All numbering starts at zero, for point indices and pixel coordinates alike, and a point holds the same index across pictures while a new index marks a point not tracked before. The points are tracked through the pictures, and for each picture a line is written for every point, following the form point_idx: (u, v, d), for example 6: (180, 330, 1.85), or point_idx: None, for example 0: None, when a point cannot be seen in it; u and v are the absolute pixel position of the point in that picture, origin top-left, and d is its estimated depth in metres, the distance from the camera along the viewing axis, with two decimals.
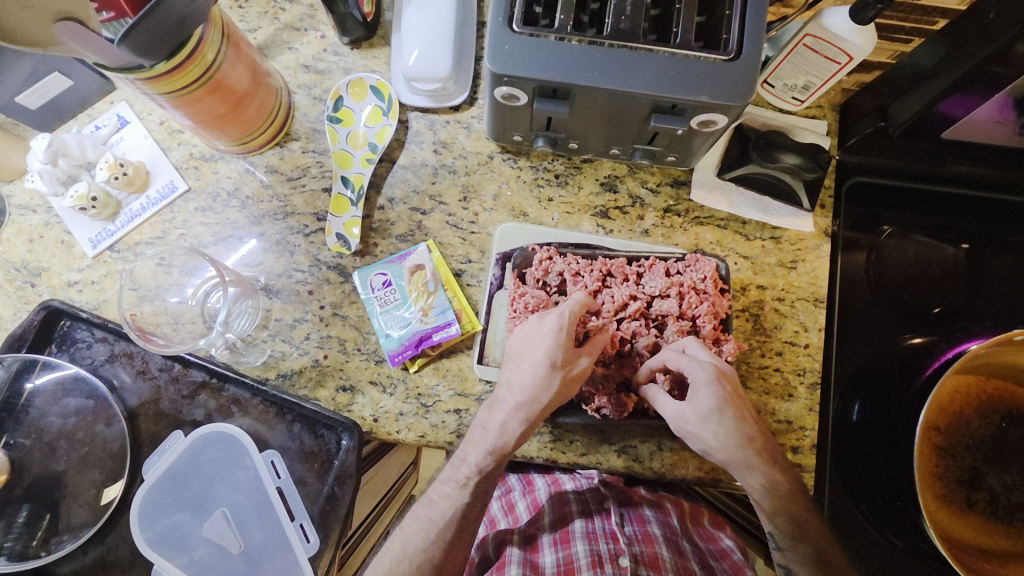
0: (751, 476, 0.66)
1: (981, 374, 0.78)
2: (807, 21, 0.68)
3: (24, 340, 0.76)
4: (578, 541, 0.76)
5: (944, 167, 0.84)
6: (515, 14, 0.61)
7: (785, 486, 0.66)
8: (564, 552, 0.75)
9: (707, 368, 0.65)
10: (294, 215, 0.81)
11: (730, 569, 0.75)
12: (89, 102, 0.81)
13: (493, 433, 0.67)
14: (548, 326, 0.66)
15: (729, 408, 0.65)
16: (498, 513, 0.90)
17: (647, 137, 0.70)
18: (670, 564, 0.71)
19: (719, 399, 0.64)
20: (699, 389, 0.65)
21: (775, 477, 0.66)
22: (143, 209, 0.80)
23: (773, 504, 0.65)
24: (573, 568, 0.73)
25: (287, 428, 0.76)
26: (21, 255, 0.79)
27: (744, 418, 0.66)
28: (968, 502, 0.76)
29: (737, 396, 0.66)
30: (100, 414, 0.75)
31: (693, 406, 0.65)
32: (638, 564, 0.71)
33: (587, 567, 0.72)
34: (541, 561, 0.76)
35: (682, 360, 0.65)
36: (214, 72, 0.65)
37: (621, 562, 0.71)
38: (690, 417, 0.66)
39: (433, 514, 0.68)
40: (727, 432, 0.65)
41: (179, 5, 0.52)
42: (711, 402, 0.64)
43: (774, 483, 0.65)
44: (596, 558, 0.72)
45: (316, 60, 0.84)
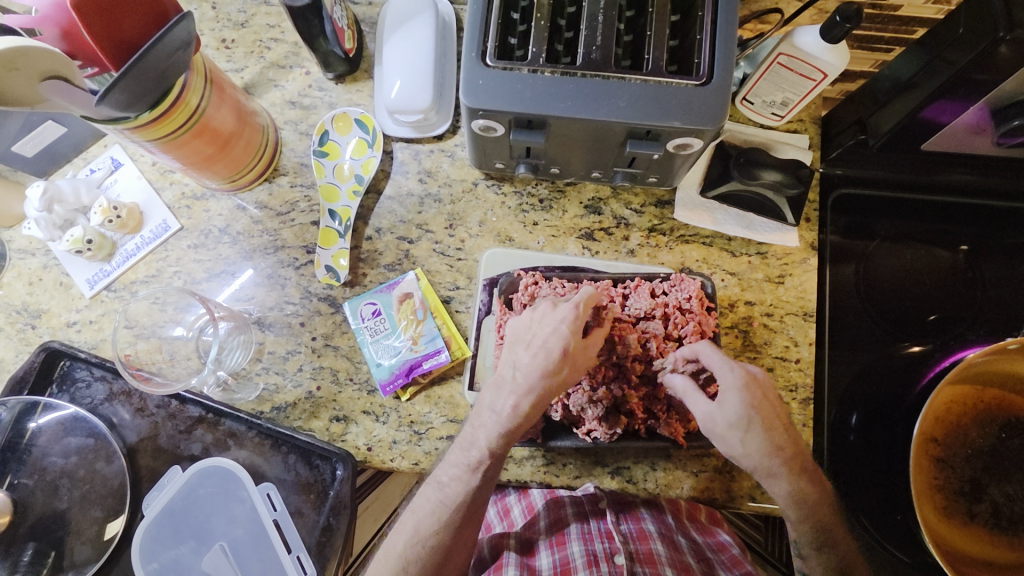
0: (779, 486, 0.64)
1: (977, 383, 0.76)
2: (780, 40, 0.69)
3: (25, 382, 0.78)
4: (573, 541, 0.75)
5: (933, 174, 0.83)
6: (488, 48, 0.62)
7: (812, 493, 0.64)
8: (560, 553, 0.74)
9: (738, 374, 0.64)
10: (284, 249, 0.82)
11: (728, 562, 0.72)
12: (84, 146, 0.83)
13: (493, 416, 0.65)
14: (564, 311, 0.65)
15: (757, 418, 0.63)
16: (495, 519, 0.87)
17: (627, 161, 0.71)
18: (666, 562, 0.69)
19: (751, 408, 0.63)
20: (728, 393, 0.63)
21: (803, 486, 0.64)
22: (138, 249, 0.82)
23: (801, 515, 0.64)
24: (569, 568, 0.71)
25: (282, 460, 0.76)
26: (22, 298, 0.82)
27: (776, 427, 0.64)
28: (970, 514, 0.75)
29: (772, 404, 0.64)
30: (100, 452, 0.76)
31: (723, 410, 0.63)
32: (634, 562, 0.69)
33: (583, 567, 0.70)
34: (538, 563, 0.74)
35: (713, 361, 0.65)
36: (199, 116, 0.67)
37: (617, 560, 0.69)
38: (719, 421, 0.64)
39: (443, 497, 0.65)
40: (756, 442, 0.63)
41: (158, 59, 0.55)
42: (743, 409, 0.63)
43: (801, 492, 0.64)
44: (592, 557, 0.71)
45: (302, 96, 0.86)
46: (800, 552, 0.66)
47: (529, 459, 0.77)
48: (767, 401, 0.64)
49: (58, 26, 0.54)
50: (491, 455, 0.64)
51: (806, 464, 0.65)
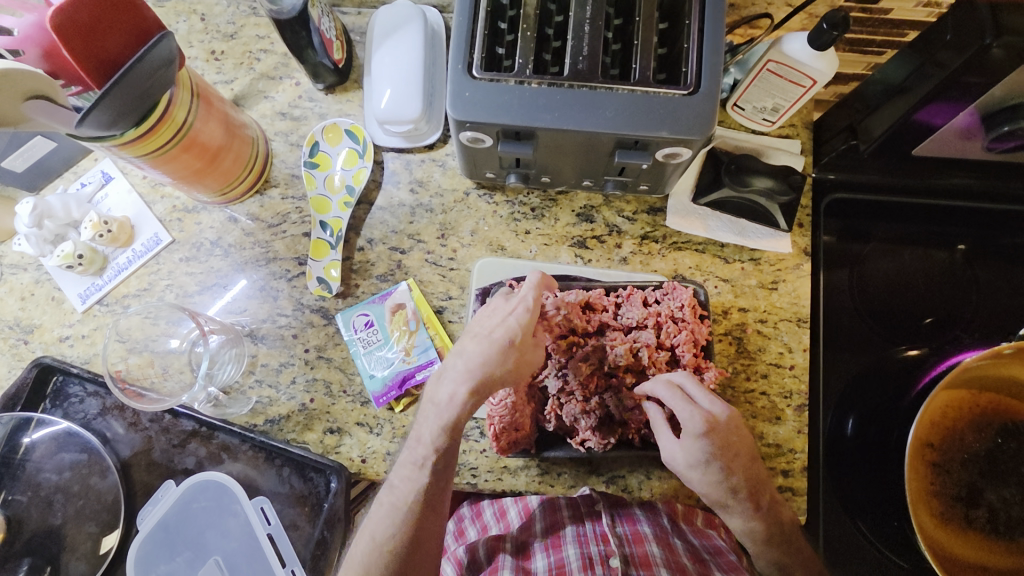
0: (734, 518, 0.66)
1: (973, 388, 0.76)
2: (769, 47, 0.69)
3: (19, 399, 0.78)
4: (568, 543, 0.71)
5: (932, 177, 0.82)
6: (475, 60, 0.62)
7: (764, 531, 0.65)
8: (556, 557, 0.71)
9: (699, 420, 0.63)
10: (276, 260, 0.82)
11: (725, 565, 0.68)
12: (74, 161, 0.83)
13: (436, 408, 0.66)
14: (512, 305, 0.66)
15: (717, 462, 0.63)
16: (490, 521, 0.83)
17: (616, 170, 0.70)
18: (662, 565, 0.66)
19: (709, 454, 0.63)
20: (688, 439, 0.63)
21: (753, 523, 0.65)
22: (129, 262, 0.82)
23: (757, 548, 0.66)
24: (565, 571, 0.68)
25: (276, 473, 0.76)
26: (14, 313, 0.81)
27: (734, 470, 0.64)
28: (967, 519, 0.74)
29: (733, 446, 0.64)
30: (94, 467, 0.76)
31: (683, 452, 0.64)
32: (629, 566, 0.66)
33: (578, 570, 0.68)
34: (533, 565, 0.72)
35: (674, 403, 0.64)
36: (186, 131, 0.67)
37: (611, 563, 0.67)
38: (679, 461, 0.65)
39: (395, 501, 0.65)
40: (712, 481, 0.64)
41: (139, 78, 0.55)
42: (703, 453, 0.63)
43: (752, 530, 0.65)
44: (588, 560, 0.68)
45: (293, 107, 0.85)
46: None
47: (523, 469, 0.76)
48: (729, 443, 0.64)
49: (40, 47, 0.54)
50: (439, 449, 0.66)
51: (764, 501, 0.66)
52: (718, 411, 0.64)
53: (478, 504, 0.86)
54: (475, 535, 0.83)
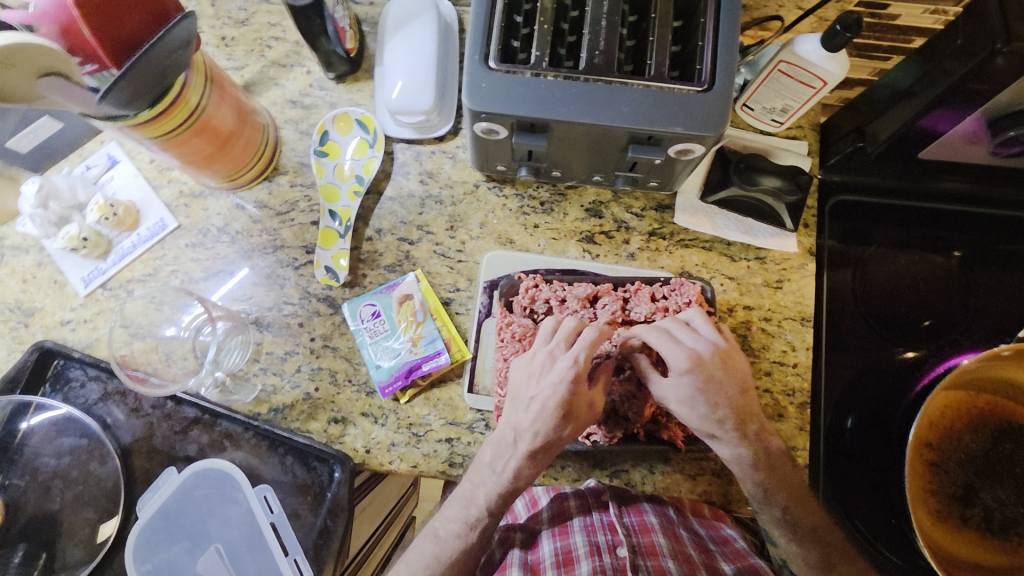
0: (722, 449, 0.66)
1: (971, 389, 0.78)
2: (781, 48, 0.70)
3: (18, 381, 0.77)
4: (576, 532, 0.72)
5: (929, 182, 0.83)
6: (492, 51, 0.62)
7: (770, 467, 0.66)
8: (562, 543, 0.71)
9: (683, 355, 0.64)
10: (283, 248, 0.82)
11: (731, 556, 0.68)
12: (80, 143, 0.83)
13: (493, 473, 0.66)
14: (557, 373, 0.64)
15: (703, 395, 0.64)
16: None
17: (628, 165, 0.71)
18: (669, 555, 0.66)
19: (694, 381, 0.64)
20: (672, 376, 0.65)
21: (761, 453, 0.65)
22: (134, 247, 0.81)
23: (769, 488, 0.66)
24: (571, 558, 0.68)
25: (279, 462, 0.76)
26: (15, 295, 0.80)
27: (726, 400, 0.65)
28: (963, 518, 0.75)
29: (724, 374, 0.65)
30: (94, 452, 0.75)
31: (671, 388, 0.65)
32: (637, 555, 0.67)
33: (586, 556, 0.67)
34: (541, 557, 0.72)
35: (661, 340, 0.66)
36: (199, 115, 0.66)
37: (620, 552, 0.67)
38: (670, 401, 0.65)
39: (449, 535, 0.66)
40: (700, 416, 0.65)
41: (159, 59, 0.54)
42: (690, 386, 0.64)
43: (740, 457, 0.65)
44: (595, 547, 0.68)
45: (303, 95, 0.85)
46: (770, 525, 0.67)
47: None
48: (713, 375, 0.64)
49: (58, 23, 0.53)
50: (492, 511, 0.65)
51: (755, 430, 0.66)
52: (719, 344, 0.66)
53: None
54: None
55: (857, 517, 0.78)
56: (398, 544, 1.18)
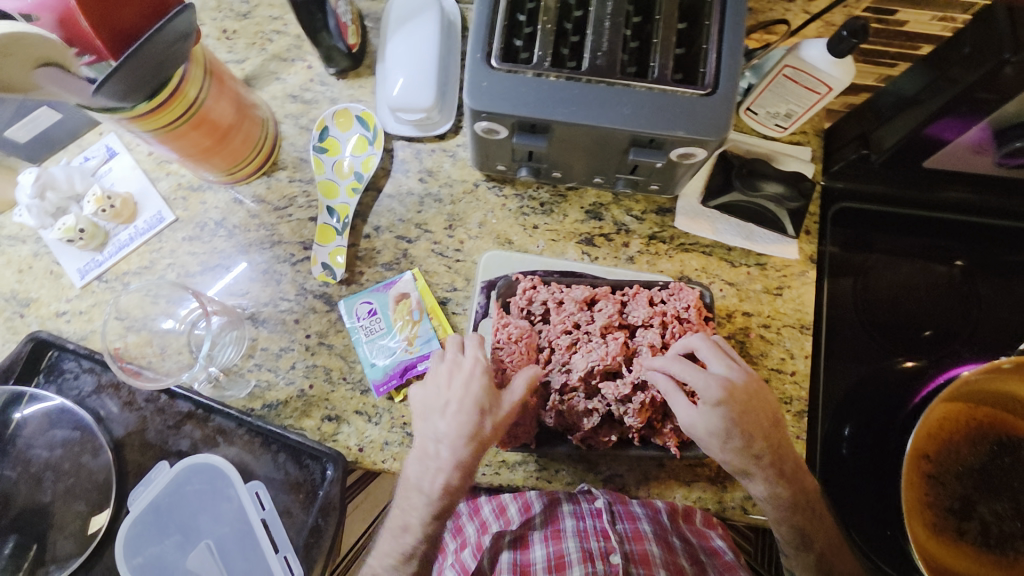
0: (756, 485, 0.66)
1: (971, 401, 0.77)
2: (787, 52, 0.69)
3: (12, 371, 0.77)
4: (568, 535, 0.68)
5: (927, 193, 0.83)
6: (493, 50, 0.62)
7: (789, 498, 0.66)
8: (554, 548, 0.68)
9: (716, 387, 0.64)
10: (280, 244, 0.81)
11: (721, 569, 0.67)
12: (79, 133, 0.82)
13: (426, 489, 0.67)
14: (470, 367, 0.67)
15: (736, 429, 0.64)
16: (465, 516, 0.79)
17: (629, 168, 0.70)
18: (663, 564, 0.64)
19: (730, 418, 0.64)
20: (706, 406, 0.64)
21: (779, 490, 0.66)
22: (131, 239, 0.81)
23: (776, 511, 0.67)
24: (563, 564, 0.66)
25: (272, 459, 0.75)
26: (11, 285, 0.80)
27: (754, 435, 0.65)
28: (959, 531, 0.75)
29: (751, 411, 0.65)
30: (86, 445, 0.75)
31: (703, 421, 0.64)
32: (630, 563, 0.64)
33: (578, 562, 0.65)
34: (527, 558, 0.68)
35: (691, 371, 0.64)
36: (197, 108, 0.66)
37: (613, 559, 0.64)
38: (699, 430, 0.64)
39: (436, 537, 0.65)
40: (733, 449, 0.64)
41: (156, 50, 0.54)
42: (721, 422, 0.64)
43: (777, 496, 0.66)
44: (587, 553, 0.65)
45: (303, 90, 0.85)
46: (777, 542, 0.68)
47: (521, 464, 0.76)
48: (744, 409, 0.64)
49: (55, 12, 0.52)
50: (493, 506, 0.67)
51: (788, 469, 0.67)
52: (735, 375, 0.65)
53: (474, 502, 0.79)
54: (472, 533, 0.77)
55: (849, 522, 0.78)
56: None
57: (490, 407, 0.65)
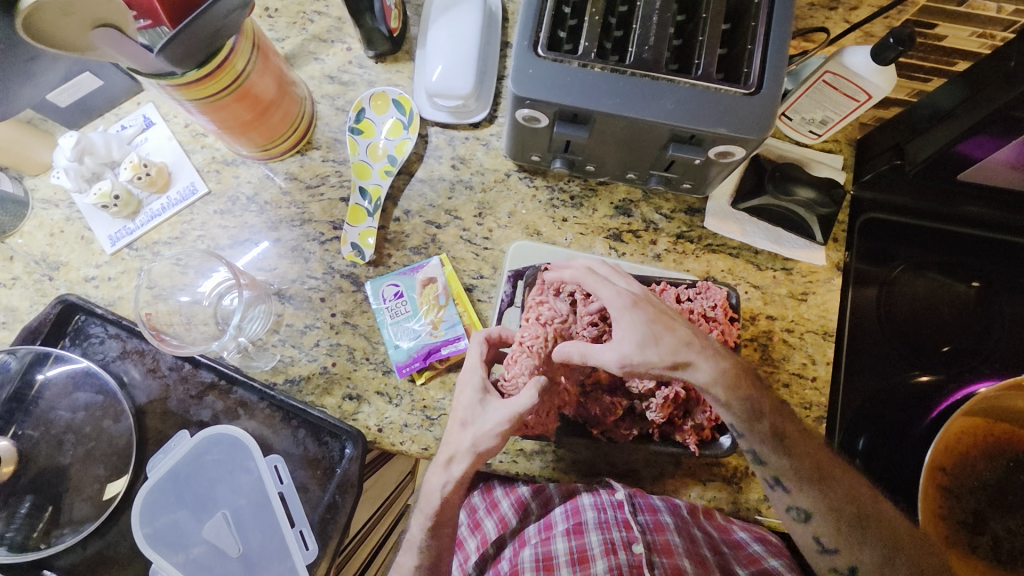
0: (701, 371, 0.65)
1: (990, 417, 0.77)
2: (828, 58, 0.69)
3: (39, 333, 0.77)
4: (591, 529, 0.74)
5: (948, 207, 0.84)
6: (540, 39, 0.62)
7: (733, 373, 0.66)
8: (578, 542, 0.74)
9: (623, 296, 0.67)
10: (311, 222, 0.82)
11: (744, 560, 0.72)
12: (117, 102, 0.83)
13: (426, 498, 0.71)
14: (472, 376, 0.70)
15: (656, 324, 0.66)
16: (480, 510, 0.87)
17: (664, 164, 0.71)
18: (684, 555, 0.71)
19: (643, 317, 0.66)
20: (621, 316, 0.66)
21: (721, 366, 0.66)
22: (163, 209, 0.81)
23: (759, 437, 0.66)
24: (587, 557, 0.73)
25: (292, 434, 0.76)
26: (42, 248, 0.81)
27: (672, 324, 0.66)
28: (971, 546, 0.75)
29: (662, 308, 0.67)
30: (108, 410, 0.75)
31: (625, 338, 0.66)
32: (652, 552, 0.71)
33: (602, 555, 0.72)
34: (553, 549, 0.76)
35: (595, 283, 0.68)
36: (242, 81, 0.66)
37: (635, 549, 0.72)
38: (628, 348, 0.66)
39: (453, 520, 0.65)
40: (665, 342, 0.65)
41: (213, 19, 0.54)
42: (638, 324, 0.66)
43: (723, 372, 0.65)
44: (610, 545, 0.72)
45: (341, 72, 0.85)
46: (787, 487, 0.67)
47: (538, 453, 0.76)
48: (656, 308, 0.67)
49: None
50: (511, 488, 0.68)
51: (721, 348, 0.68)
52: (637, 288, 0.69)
53: (490, 494, 0.86)
54: (493, 527, 0.85)
55: None
56: (393, 530, 1.17)
57: (468, 417, 0.68)
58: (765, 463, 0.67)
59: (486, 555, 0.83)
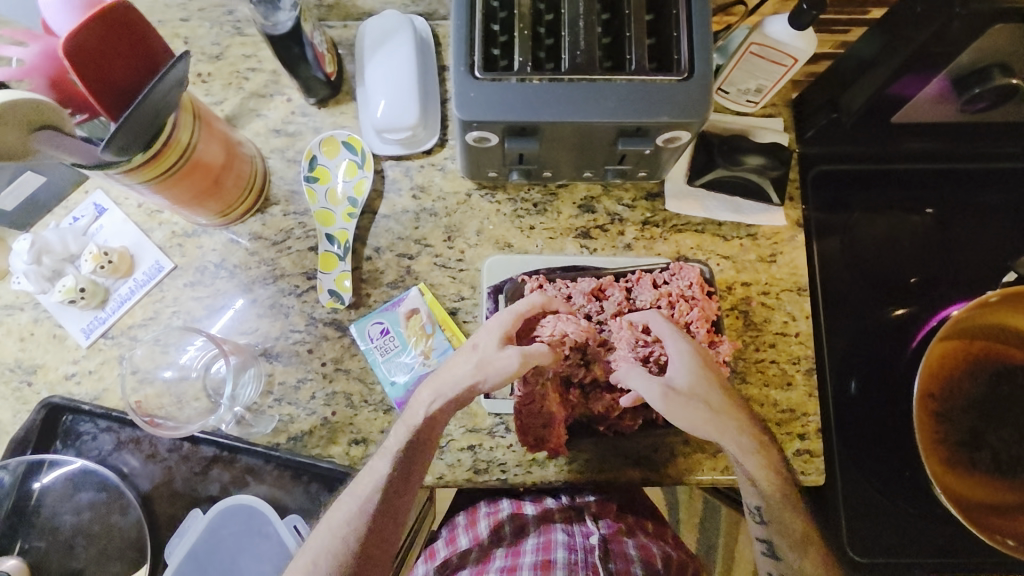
0: (739, 442, 0.68)
1: (966, 337, 0.79)
2: (751, 31, 0.72)
3: (28, 442, 0.77)
4: (557, 548, 0.79)
5: (893, 147, 0.87)
6: (475, 62, 0.64)
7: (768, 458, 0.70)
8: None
9: (687, 345, 0.68)
10: (284, 277, 0.82)
11: None
12: (65, 194, 0.81)
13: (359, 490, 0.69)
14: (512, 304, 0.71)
15: (712, 383, 0.67)
16: (460, 527, 0.91)
17: (617, 158, 0.73)
18: None
19: (702, 370, 0.67)
20: (681, 367, 0.67)
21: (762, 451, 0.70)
22: (132, 293, 0.80)
23: (778, 528, 0.72)
24: (549, 565, 0.77)
25: (304, 490, 0.78)
26: (14, 355, 0.79)
27: (727, 391, 0.69)
28: (972, 463, 0.78)
29: (717, 369, 0.69)
30: (113, 504, 0.76)
31: (677, 377, 0.67)
32: None
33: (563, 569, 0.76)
34: (520, 562, 0.79)
35: (668, 333, 0.69)
36: (190, 153, 0.66)
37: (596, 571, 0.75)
38: (679, 389, 0.66)
39: (359, 492, 0.69)
40: (715, 403, 0.67)
41: (157, 99, 0.55)
42: (696, 375, 0.67)
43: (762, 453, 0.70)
44: (572, 563, 0.76)
45: (286, 124, 0.85)
46: None
47: (552, 460, 0.77)
48: (714, 367, 0.69)
49: (46, 76, 0.56)
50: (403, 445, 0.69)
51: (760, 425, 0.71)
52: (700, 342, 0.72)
53: (474, 512, 0.90)
54: (466, 541, 0.88)
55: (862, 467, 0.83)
56: None
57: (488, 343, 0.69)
58: (781, 558, 0.73)
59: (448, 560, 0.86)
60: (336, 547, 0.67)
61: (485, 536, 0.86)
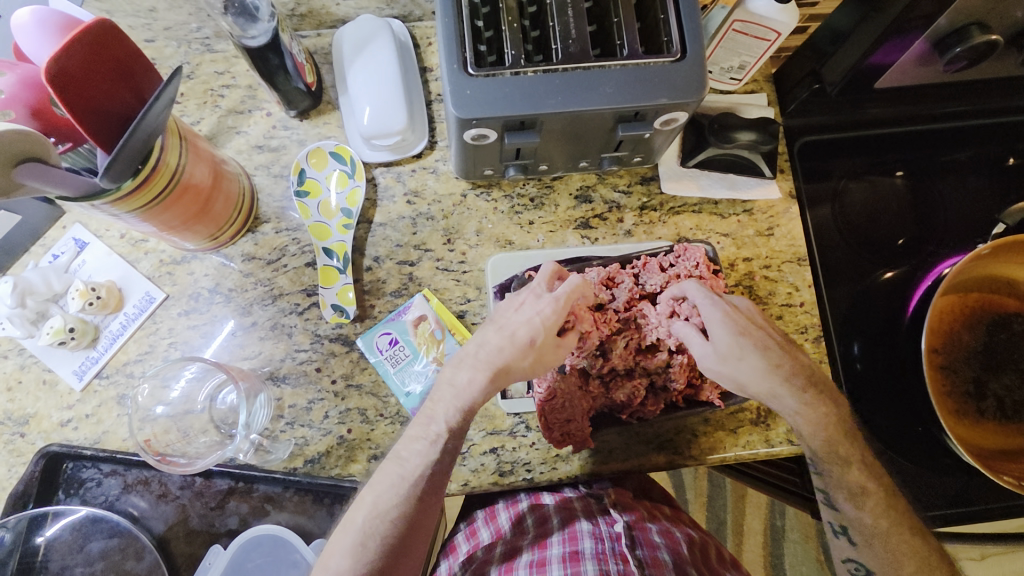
0: (786, 400, 0.66)
1: (960, 291, 0.82)
2: (732, 8, 0.72)
3: (29, 495, 0.73)
4: (585, 538, 0.76)
5: (869, 113, 0.90)
6: (467, 58, 0.62)
7: (816, 417, 0.67)
8: (572, 569, 0.72)
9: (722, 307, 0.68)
10: (283, 297, 0.79)
11: None
12: (41, 232, 0.77)
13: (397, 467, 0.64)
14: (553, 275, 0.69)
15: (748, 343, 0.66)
16: (478, 522, 0.89)
17: (613, 145, 0.72)
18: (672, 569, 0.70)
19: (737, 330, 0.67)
20: (718, 330, 0.67)
21: (810, 403, 0.67)
22: (124, 328, 0.76)
23: (836, 486, 0.69)
24: (578, 556, 0.73)
25: (328, 513, 0.76)
26: (2, 407, 0.75)
27: (774, 348, 0.67)
28: (979, 411, 0.80)
29: (759, 327, 0.68)
30: (128, 550, 0.73)
31: (715, 338, 0.67)
32: (643, 565, 0.70)
33: (592, 559, 0.72)
34: (548, 555, 0.76)
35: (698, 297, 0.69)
36: (179, 177, 0.64)
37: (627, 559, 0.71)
38: (712, 355, 0.67)
39: (403, 470, 0.63)
40: (754, 364, 0.66)
41: (150, 122, 0.53)
42: (732, 334, 0.66)
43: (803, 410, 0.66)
44: (601, 554, 0.73)
45: (269, 138, 0.83)
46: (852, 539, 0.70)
47: (575, 455, 0.76)
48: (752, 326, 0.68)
49: (27, 105, 0.54)
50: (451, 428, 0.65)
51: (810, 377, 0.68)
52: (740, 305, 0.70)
53: (492, 508, 0.89)
54: (486, 537, 0.86)
55: (874, 428, 0.84)
56: None
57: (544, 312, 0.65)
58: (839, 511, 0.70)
59: (472, 559, 0.84)
60: (386, 530, 0.61)
61: (508, 528, 0.84)
